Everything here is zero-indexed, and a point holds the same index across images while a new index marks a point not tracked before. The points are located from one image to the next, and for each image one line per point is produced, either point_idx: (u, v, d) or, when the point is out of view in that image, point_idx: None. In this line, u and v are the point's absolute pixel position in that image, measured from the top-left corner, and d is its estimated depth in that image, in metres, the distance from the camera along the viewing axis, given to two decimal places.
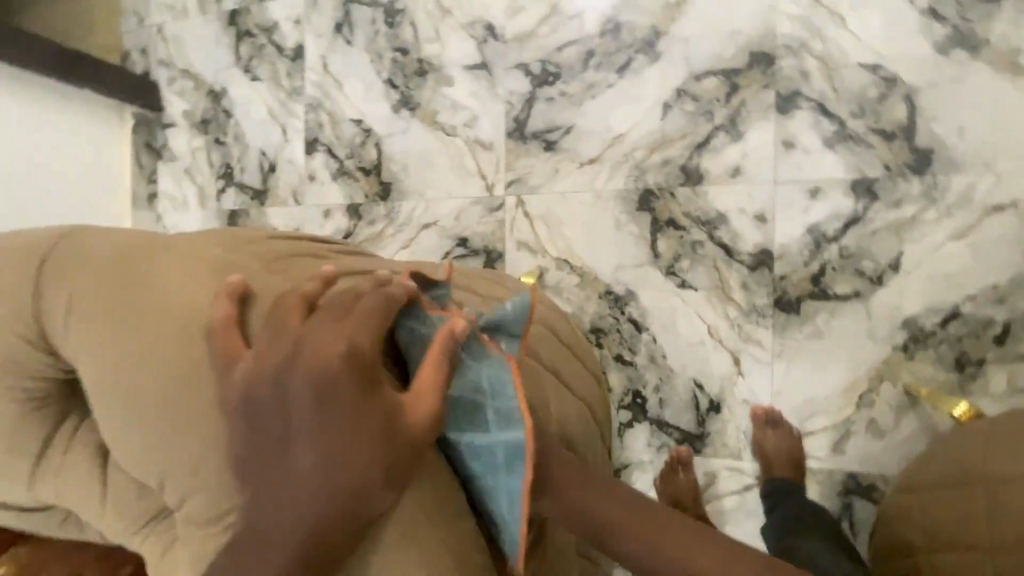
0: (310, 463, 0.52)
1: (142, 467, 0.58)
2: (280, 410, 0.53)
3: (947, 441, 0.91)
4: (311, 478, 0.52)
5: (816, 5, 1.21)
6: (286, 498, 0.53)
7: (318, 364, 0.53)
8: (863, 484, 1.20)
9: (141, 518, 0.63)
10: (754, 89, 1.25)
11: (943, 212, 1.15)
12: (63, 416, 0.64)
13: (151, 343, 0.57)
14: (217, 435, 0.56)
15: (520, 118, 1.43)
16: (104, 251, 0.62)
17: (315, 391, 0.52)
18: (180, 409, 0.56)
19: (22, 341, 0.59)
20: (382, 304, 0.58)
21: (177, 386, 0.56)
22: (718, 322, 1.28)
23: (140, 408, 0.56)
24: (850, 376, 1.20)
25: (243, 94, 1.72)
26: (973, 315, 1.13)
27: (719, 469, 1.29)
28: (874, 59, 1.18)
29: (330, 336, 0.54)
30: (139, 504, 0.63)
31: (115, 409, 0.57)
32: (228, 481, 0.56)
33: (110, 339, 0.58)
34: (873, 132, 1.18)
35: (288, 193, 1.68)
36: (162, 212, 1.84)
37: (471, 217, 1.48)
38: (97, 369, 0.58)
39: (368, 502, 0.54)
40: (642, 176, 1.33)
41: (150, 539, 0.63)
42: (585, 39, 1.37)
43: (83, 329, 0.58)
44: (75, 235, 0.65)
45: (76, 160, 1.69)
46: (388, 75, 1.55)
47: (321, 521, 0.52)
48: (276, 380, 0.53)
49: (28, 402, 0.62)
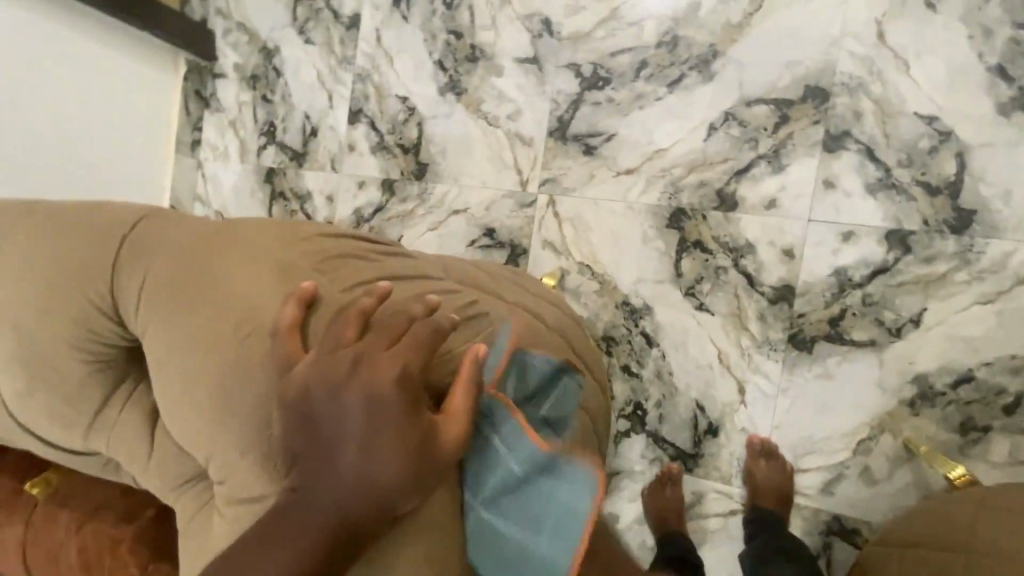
0: (351, 466, 0.57)
1: (192, 440, 0.63)
2: (329, 415, 0.58)
3: (956, 507, 0.91)
4: (350, 480, 0.57)
5: (881, 46, 1.19)
6: (323, 493, 0.58)
7: (371, 384, 0.57)
8: (846, 527, 1.22)
9: (178, 479, 0.71)
10: (803, 123, 1.24)
11: (974, 275, 1.14)
12: (119, 381, 0.71)
13: (214, 332, 0.62)
14: (264, 425, 0.61)
15: (564, 119, 1.44)
16: (182, 240, 0.68)
17: (366, 407, 0.57)
18: (235, 397, 0.61)
19: (90, 306, 0.66)
20: (433, 329, 0.62)
21: (234, 376, 0.61)
22: (729, 349, 1.30)
23: (198, 389, 0.62)
24: (851, 421, 1.21)
25: (294, 56, 1.74)
26: (986, 381, 1.13)
27: (707, 490, 1.32)
28: (932, 111, 1.16)
29: (386, 358, 0.58)
30: (177, 466, 0.70)
31: (174, 386, 0.63)
32: (267, 467, 0.61)
33: (179, 322, 0.63)
34: (917, 184, 1.17)
35: (327, 159, 1.71)
36: (203, 160, 1.88)
37: (501, 210, 1.50)
38: (164, 347, 0.63)
39: (395, 508, 0.59)
40: (676, 194, 1.33)
41: (184, 500, 0.71)
42: (641, 48, 1.36)
43: (156, 308, 0.64)
44: (154, 218, 0.72)
45: (129, 100, 1.74)
46: (439, 56, 1.55)
47: (351, 518, 0.58)
48: (330, 388, 0.58)
49: (92, 364, 0.68)
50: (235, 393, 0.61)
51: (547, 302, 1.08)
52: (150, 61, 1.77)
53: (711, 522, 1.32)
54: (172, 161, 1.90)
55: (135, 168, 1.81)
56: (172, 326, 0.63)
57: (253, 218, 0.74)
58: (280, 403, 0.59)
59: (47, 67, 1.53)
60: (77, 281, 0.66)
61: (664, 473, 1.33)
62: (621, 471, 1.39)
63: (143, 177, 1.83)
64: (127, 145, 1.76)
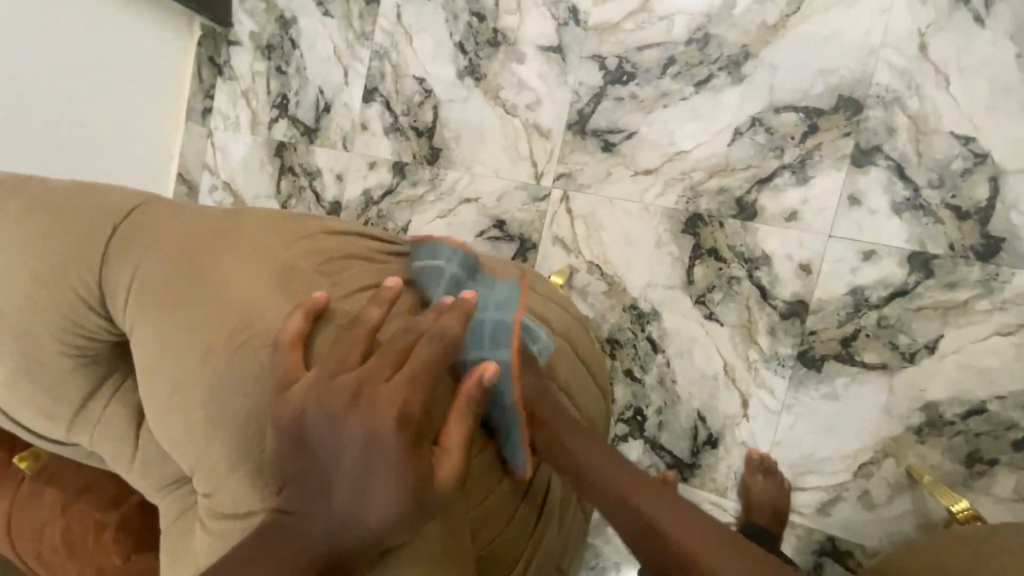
0: (345, 496, 0.56)
1: (183, 446, 0.63)
2: (325, 444, 0.56)
3: (966, 549, 0.88)
4: (344, 509, 0.57)
5: (922, 59, 1.13)
6: (316, 518, 0.58)
7: (372, 418, 0.55)
8: (840, 549, 1.20)
9: (165, 481, 0.72)
10: (833, 135, 1.19)
11: (996, 305, 1.10)
12: (105, 374, 0.72)
13: (211, 342, 0.61)
14: (256, 440, 0.61)
15: (584, 112, 1.39)
16: (182, 241, 0.67)
17: (365, 439, 0.55)
18: (229, 408, 0.61)
19: (79, 300, 0.66)
20: (438, 359, 0.60)
21: (229, 388, 0.61)
22: (735, 361, 1.27)
23: (191, 399, 0.61)
24: (854, 444, 1.19)
25: (312, 27, 1.69)
26: (998, 414, 1.10)
27: (702, 501, 1.31)
28: (969, 131, 1.11)
29: (388, 387, 0.57)
30: (161, 470, 0.72)
31: (166, 391, 0.62)
32: (260, 483, 0.61)
33: (175, 329, 0.62)
34: (946, 207, 1.12)
35: (339, 137, 1.68)
36: (213, 129, 1.85)
37: (513, 202, 1.47)
38: (157, 353, 0.63)
39: (386, 540, 0.58)
40: (694, 199, 1.30)
41: (170, 498, 0.72)
42: (670, 44, 1.31)
43: (152, 312, 0.63)
44: (151, 214, 0.70)
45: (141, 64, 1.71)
46: (460, 38, 1.50)
47: (342, 544, 0.58)
48: (327, 416, 0.56)
49: (78, 358, 0.68)
50: (228, 404, 0.61)
51: (555, 304, 1.05)
52: (161, 24, 1.72)
53: None
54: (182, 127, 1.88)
55: (145, 134, 1.79)
56: (167, 331, 0.63)
57: (256, 216, 0.73)
58: (276, 425, 0.58)
59: (55, 32, 1.47)
60: (71, 277, 0.65)
61: (661, 480, 1.26)
62: None
63: (154, 143, 1.82)
64: (139, 111, 1.74)
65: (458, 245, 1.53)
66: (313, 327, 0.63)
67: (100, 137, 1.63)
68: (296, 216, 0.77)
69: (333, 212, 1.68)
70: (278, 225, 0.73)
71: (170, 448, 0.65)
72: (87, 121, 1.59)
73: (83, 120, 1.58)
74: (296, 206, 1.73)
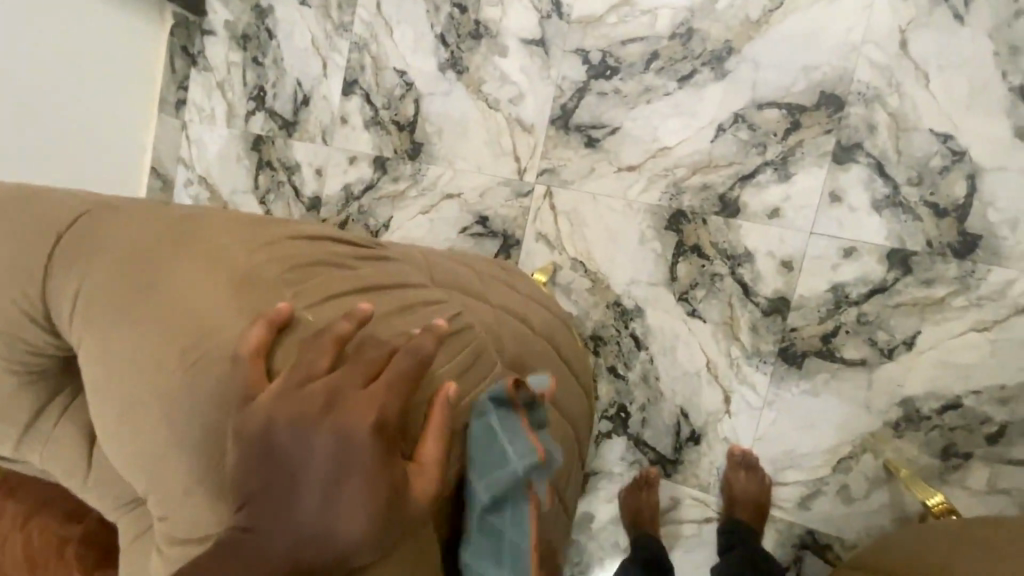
0: (312, 514, 0.56)
1: (136, 461, 0.61)
2: (294, 459, 0.56)
3: (955, 545, 0.88)
4: (311, 528, 0.56)
5: (903, 56, 1.13)
6: (278, 540, 0.56)
7: (345, 428, 0.56)
8: (819, 542, 1.22)
9: (123, 499, 0.70)
10: (815, 131, 1.19)
11: (971, 301, 1.12)
12: (54, 393, 0.72)
13: (169, 352, 0.60)
14: (213, 455, 0.59)
15: (568, 107, 1.37)
16: (142, 247, 0.65)
17: (337, 451, 0.55)
18: (184, 424, 0.59)
19: (24, 314, 0.64)
20: (413, 370, 0.61)
21: (185, 400, 0.59)
22: (718, 358, 1.27)
23: (146, 410, 0.59)
24: (833, 439, 1.21)
25: (289, 17, 1.64)
26: (973, 409, 1.12)
27: (684, 497, 1.31)
28: (948, 129, 1.12)
29: (362, 397, 0.57)
30: (119, 488, 0.70)
31: (119, 402, 0.61)
32: (215, 501, 0.59)
33: (132, 338, 0.61)
34: (925, 204, 1.13)
35: (318, 131, 1.64)
36: (187, 121, 1.80)
37: (496, 198, 1.45)
38: (112, 362, 0.61)
39: (355, 557, 0.57)
40: (678, 195, 1.29)
41: (128, 518, 0.70)
42: (653, 39, 1.29)
43: (109, 320, 0.62)
44: (110, 216, 0.68)
45: (114, 56, 1.65)
46: (441, 30, 1.47)
47: (306, 565, 0.56)
48: (295, 430, 0.55)
49: (25, 375, 0.69)
50: (183, 420, 0.59)
51: (537, 304, 1.03)
52: (127, 13, 1.65)
53: (685, 528, 1.32)
54: (155, 120, 1.82)
55: (118, 128, 1.73)
56: (123, 340, 0.61)
57: (217, 221, 0.71)
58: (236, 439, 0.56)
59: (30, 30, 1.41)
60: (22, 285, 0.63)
61: (641, 477, 1.32)
62: (600, 472, 1.38)
63: (128, 138, 1.77)
64: (111, 107, 1.68)
65: (440, 241, 1.51)
66: (277, 337, 0.62)
67: (75, 138, 1.58)
68: (261, 220, 0.76)
69: (313, 207, 1.64)
70: (241, 227, 0.72)
71: (121, 466, 0.62)
72: (62, 117, 1.53)
73: (58, 118, 1.53)
74: (275, 201, 1.69)
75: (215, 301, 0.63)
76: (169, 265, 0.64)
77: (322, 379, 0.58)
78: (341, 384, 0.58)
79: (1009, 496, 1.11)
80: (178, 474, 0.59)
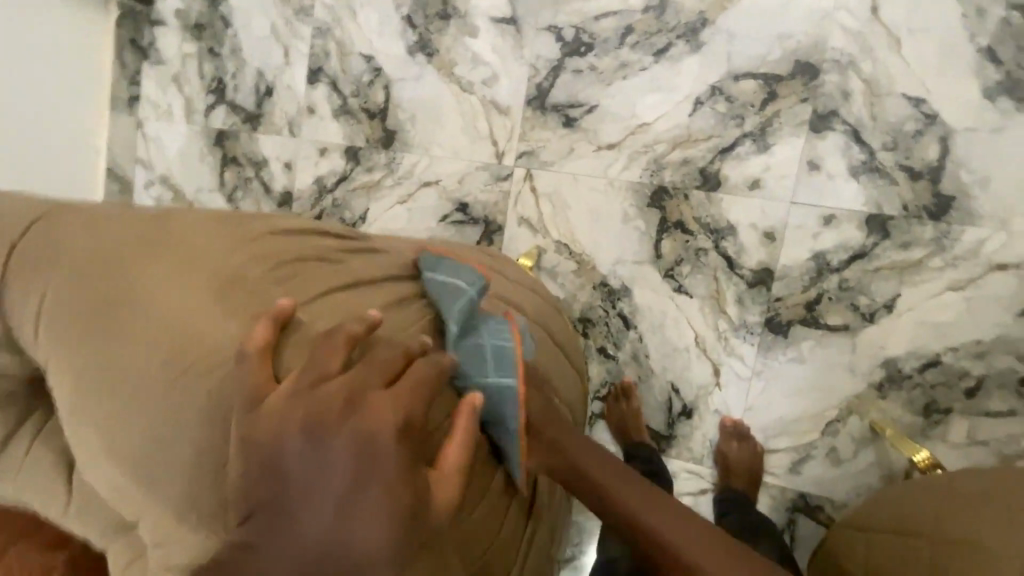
0: (321, 529, 0.52)
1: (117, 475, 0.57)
2: (307, 469, 0.52)
3: (932, 492, 0.93)
4: (320, 545, 0.51)
5: (874, 21, 1.14)
6: (283, 557, 0.52)
7: (367, 431, 0.53)
8: (811, 504, 1.25)
9: (107, 529, 0.66)
10: (791, 101, 1.19)
11: (947, 261, 1.14)
12: (26, 416, 0.68)
13: (156, 359, 0.57)
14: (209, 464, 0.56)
15: (543, 87, 1.34)
16: (119, 247, 0.62)
17: (356, 457, 0.52)
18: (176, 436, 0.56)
19: None
20: (435, 376, 0.59)
21: (179, 409, 0.56)
22: (706, 332, 1.28)
23: (131, 422, 0.56)
24: (821, 404, 1.23)
25: (245, 3, 1.56)
26: (951, 365, 1.16)
27: (679, 470, 1.33)
28: (920, 93, 1.13)
29: (382, 399, 0.55)
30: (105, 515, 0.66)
31: (97, 414, 0.57)
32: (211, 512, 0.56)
33: (114, 344, 0.57)
34: (900, 169, 1.15)
35: (284, 123, 1.57)
36: (143, 119, 1.70)
37: (475, 183, 1.42)
38: (91, 370, 0.57)
39: None
40: (659, 172, 1.28)
41: (116, 547, 0.66)
42: (627, 13, 1.27)
43: (85, 326, 0.58)
44: (80, 214, 0.64)
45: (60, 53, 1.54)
46: (407, 12, 1.42)
47: None
48: (310, 437, 0.52)
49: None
50: (174, 436, 0.56)
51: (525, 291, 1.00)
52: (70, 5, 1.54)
53: (681, 500, 1.34)
54: (107, 119, 1.72)
55: (69, 130, 1.62)
56: (103, 347, 0.57)
57: (198, 220, 0.68)
58: (242, 447, 0.53)
59: None
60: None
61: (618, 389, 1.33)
62: None
63: (79, 139, 1.66)
64: (59, 107, 1.58)
65: (420, 231, 1.47)
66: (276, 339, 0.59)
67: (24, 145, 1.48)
68: (242, 218, 0.72)
69: (284, 202, 1.58)
70: (224, 225, 0.68)
71: (98, 483, 0.59)
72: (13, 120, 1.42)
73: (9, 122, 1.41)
74: (244, 198, 1.62)
75: (205, 303, 0.60)
76: (151, 266, 0.60)
77: (338, 379, 0.55)
78: (359, 387, 0.55)
79: (989, 446, 1.15)
80: (171, 489, 0.57)
